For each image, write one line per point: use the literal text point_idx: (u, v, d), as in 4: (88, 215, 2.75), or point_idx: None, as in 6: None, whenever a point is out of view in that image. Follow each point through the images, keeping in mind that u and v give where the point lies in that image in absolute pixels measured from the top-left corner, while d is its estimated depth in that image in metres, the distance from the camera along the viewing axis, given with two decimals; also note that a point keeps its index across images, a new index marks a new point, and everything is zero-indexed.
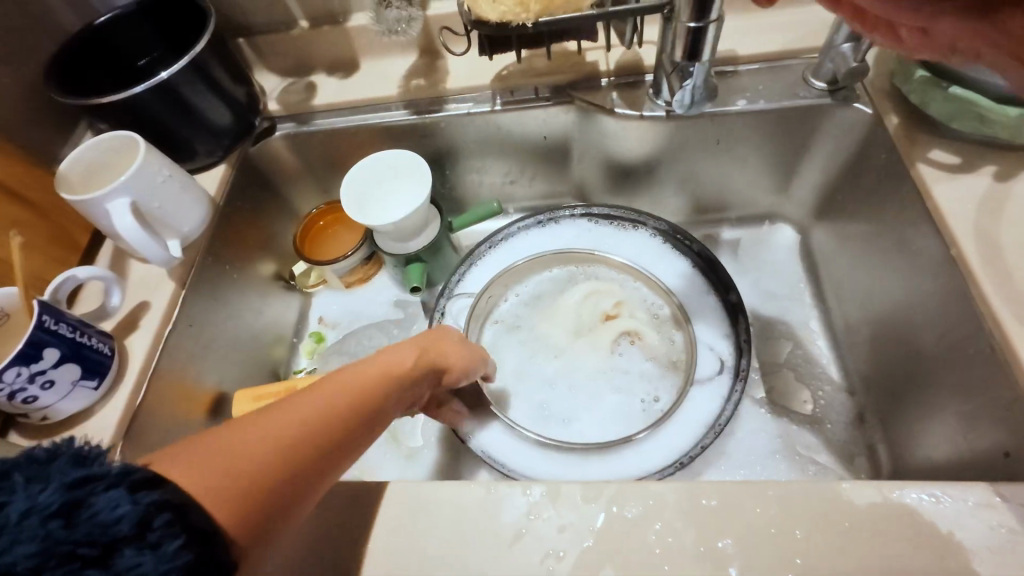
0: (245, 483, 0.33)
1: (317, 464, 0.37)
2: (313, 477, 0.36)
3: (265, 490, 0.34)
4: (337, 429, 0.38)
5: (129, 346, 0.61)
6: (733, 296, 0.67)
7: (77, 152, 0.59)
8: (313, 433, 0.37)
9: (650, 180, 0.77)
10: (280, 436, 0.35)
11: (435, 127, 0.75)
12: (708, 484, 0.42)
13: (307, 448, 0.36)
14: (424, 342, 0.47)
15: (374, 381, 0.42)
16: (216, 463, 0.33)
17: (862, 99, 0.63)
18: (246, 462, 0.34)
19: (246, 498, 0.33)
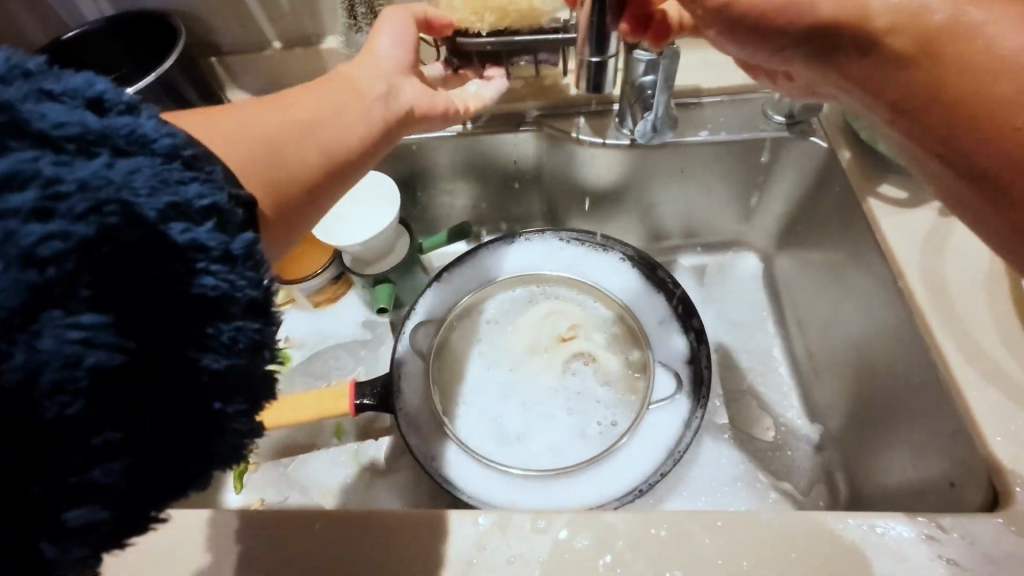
0: (243, 143, 0.41)
1: (317, 120, 0.46)
2: (315, 136, 0.45)
3: (268, 154, 0.42)
4: (322, 105, 0.47)
5: None
6: (695, 322, 0.67)
7: None
8: (319, 138, 0.46)
9: (617, 205, 0.78)
10: (282, 108, 0.45)
11: (405, 150, 0.76)
12: (660, 514, 0.42)
13: (305, 116, 0.46)
14: (367, 52, 0.54)
15: (340, 82, 0.50)
16: (220, 125, 0.41)
17: (818, 134, 0.65)
18: (247, 134, 0.42)
19: (258, 141, 0.42)
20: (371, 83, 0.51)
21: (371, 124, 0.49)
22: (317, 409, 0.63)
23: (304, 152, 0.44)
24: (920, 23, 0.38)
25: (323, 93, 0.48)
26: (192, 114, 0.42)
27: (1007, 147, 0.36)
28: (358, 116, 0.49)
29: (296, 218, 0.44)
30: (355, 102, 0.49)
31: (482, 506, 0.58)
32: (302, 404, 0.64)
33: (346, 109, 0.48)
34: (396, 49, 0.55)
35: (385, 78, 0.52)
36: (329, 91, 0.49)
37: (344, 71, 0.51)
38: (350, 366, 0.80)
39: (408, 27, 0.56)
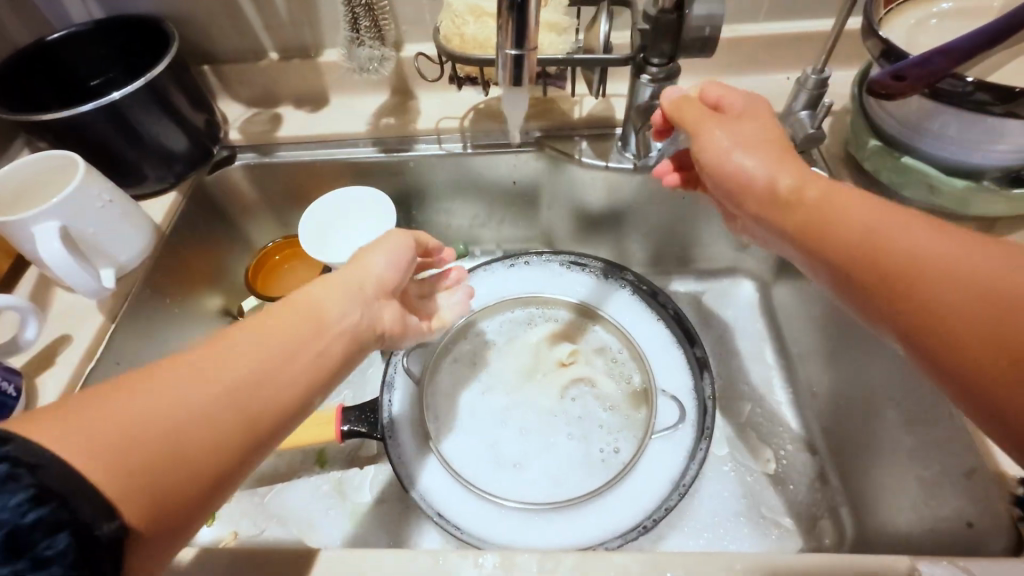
0: (130, 443, 0.31)
1: (251, 376, 0.36)
2: (240, 408, 0.35)
3: (166, 443, 0.32)
4: (265, 341, 0.38)
5: (40, 384, 0.54)
6: (700, 352, 0.66)
7: (5, 172, 0.54)
8: (227, 427, 0.34)
9: (616, 229, 0.78)
10: (206, 371, 0.35)
11: (403, 167, 0.74)
12: (675, 556, 0.40)
13: (233, 379, 0.35)
14: (351, 273, 0.46)
15: (297, 318, 0.41)
16: (111, 414, 0.31)
17: (819, 163, 0.62)
18: (140, 421, 0.31)
19: (150, 441, 0.31)
20: (339, 313, 0.43)
21: (322, 370, 0.40)
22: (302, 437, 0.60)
23: (219, 430, 0.34)
24: (771, 183, 0.42)
25: (273, 325, 0.39)
26: (88, 395, 0.32)
27: (904, 294, 0.34)
28: (301, 383, 0.38)
29: (193, 513, 0.33)
30: (312, 343, 0.40)
31: (477, 545, 0.54)
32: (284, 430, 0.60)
33: (291, 358, 0.39)
34: (386, 271, 0.48)
35: (361, 309, 0.45)
36: (275, 326, 0.39)
37: (303, 303, 0.42)
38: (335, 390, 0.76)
39: (408, 243, 0.51)
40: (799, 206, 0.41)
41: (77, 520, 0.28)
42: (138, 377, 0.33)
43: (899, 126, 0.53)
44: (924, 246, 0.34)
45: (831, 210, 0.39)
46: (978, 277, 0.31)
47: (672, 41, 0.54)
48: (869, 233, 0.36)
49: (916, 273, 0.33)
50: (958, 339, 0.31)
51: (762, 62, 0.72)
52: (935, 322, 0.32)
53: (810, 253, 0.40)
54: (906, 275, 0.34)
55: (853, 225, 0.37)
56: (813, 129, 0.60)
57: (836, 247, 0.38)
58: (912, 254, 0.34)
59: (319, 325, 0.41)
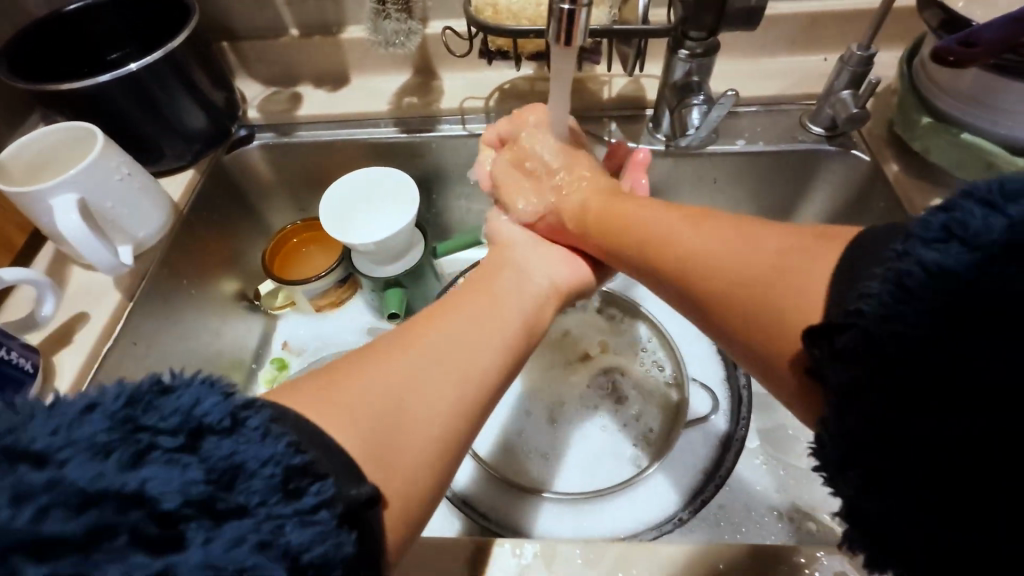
0: (371, 411, 0.34)
1: (456, 341, 0.40)
2: (449, 377, 0.38)
3: (405, 405, 0.35)
4: (459, 314, 0.42)
5: (57, 363, 0.52)
6: None
7: (23, 143, 0.53)
8: (441, 395, 0.37)
9: None
10: (418, 341, 0.39)
11: (426, 148, 0.72)
12: (726, 547, 0.38)
13: (441, 344, 0.39)
14: (507, 256, 0.53)
15: (481, 292, 0.46)
16: (353, 384, 0.35)
17: (859, 146, 0.62)
18: (378, 388, 0.35)
19: (390, 401, 0.35)
20: (513, 284, 0.48)
21: (513, 345, 0.42)
22: None
23: (442, 392, 0.37)
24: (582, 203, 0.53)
25: (463, 301, 0.44)
26: (317, 381, 0.35)
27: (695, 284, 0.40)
28: (498, 349, 0.41)
29: (424, 502, 0.34)
30: (502, 319, 0.43)
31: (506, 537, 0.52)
32: None
33: (487, 324, 0.42)
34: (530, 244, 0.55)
35: (520, 276, 0.50)
36: (462, 302, 0.44)
37: (480, 284, 0.47)
38: None
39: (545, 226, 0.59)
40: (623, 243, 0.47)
41: (331, 473, 0.28)
42: (367, 353, 0.38)
43: (958, 101, 0.52)
44: (705, 248, 0.40)
45: (642, 232, 0.46)
46: (729, 261, 0.38)
47: (716, 14, 0.52)
48: (638, 237, 0.46)
49: (675, 264, 0.42)
50: (728, 310, 0.38)
51: (799, 42, 0.69)
52: (726, 310, 0.38)
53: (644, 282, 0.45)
54: (674, 267, 0.42)
55: (638, 247, 0.46)
56: (857, 108, 0.59)
57: (658, 273, 0.43)
58: (685, 260, 0.41)
59: (501, 300, 0.46)
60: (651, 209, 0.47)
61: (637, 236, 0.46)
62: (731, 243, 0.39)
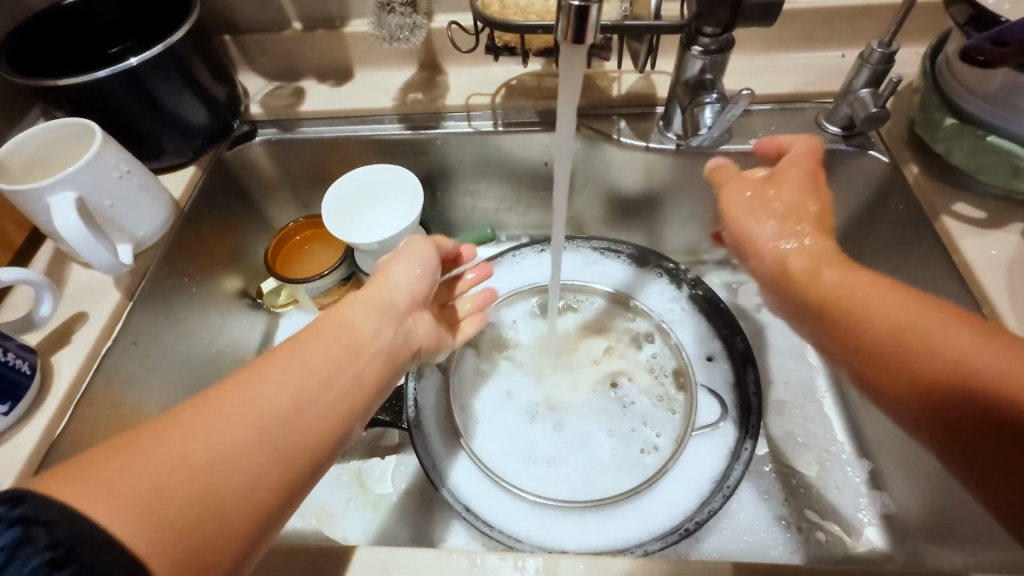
0: (163, 492, 0.29)
1: (289, 403, 0.35)
2: (270, 448, 0.33)
3: (213, 481, 0.30)
4: (300, 366, 0.37)
5: (56, 363, 0.51)
6: (743, 346, 0.62)
7: (20, 139, 0.52)
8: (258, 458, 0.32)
9: (650, 215, 0.74)
10: (240, 402, 0.33)
11: (430, 145, 0.71)
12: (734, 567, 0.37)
13: (269, 410, 0.34)
14: (380, 291, 0.47)
15: (334, 335, 0.40)
16: (142, 459, 0.30)
17: (877, 147, 0.60)
18: (175, 464, 0.30)
19: (194, 479, 0.30)
20: (374, 333, 0.43)
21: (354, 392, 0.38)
22: None
23: (261, 464, 0.32)
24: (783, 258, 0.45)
25: (308, 347, 0.38)
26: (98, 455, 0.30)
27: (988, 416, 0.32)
28: (336, 408, 0.37)
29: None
30: (344, 361, 0.39)
31: (506, 544, 0.51)
32: None
33: (330, 379, 0.37)
34: (413, 281, 0.49)
35: (383, 317, 0.45)
36: (307, 348, 0.38)
37: (335, 322, 0.41)
38: None
39: (434, 255, 0.52)
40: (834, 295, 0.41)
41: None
42: (172, 416, 0.32)
43: (984, 101, 0.50)
44: (955, 342, 0.35)
45: (903, 331, 0.37)
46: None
47: (731, 9, 0.50)
48: (901, 331, 0.37)
49: (953, 385, 0.34)
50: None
51: (816, 37, 0.67)
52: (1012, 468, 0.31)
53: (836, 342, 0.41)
54: (952, 395, 0.34)
55: (899, 350, 0.37)
56: (876, 108, 0.56)
57: (912, 385, 0.36)
58: (964, 382, 0.34)
59: (354, 347, 0.40)
60: (896, 295, 0.39)
61: (894, 327, 0.38)
62: (994, 356, 0.33)
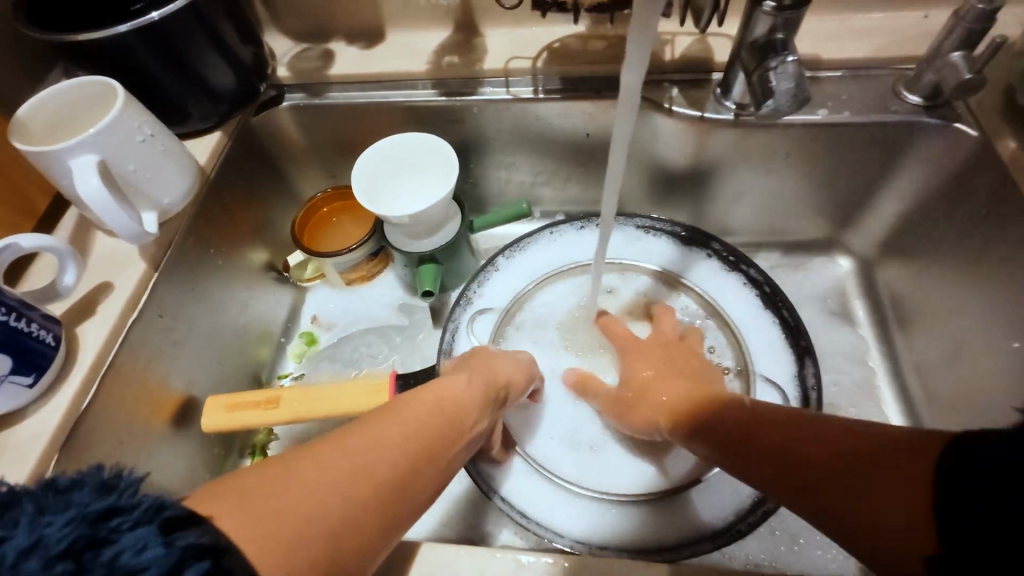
0: (296, 541, 0.28)
1: (395, 464, 0.34)
2: (375, 513, 0.32)
3: (331, 535, 0.29)
4: (408, 437, 0.36)
5: (80, 334, 0.49)
6: (803, 340, 0.57)
7: (42, 97, 0.49)
8: (369, 494, 0.32)
9: (698, 193, 0.69)
10: (359, 460, 0.32)
11: (466, 113, 0.66)
12: None
13: (383, 476, 0.33)
14: (481, 370, 0.47)
15: (433, 408, 0.39)
16: (281, 503, 0.28)
17: (964, 119, 0.56)
18: (306, 513, 0.29)
19: (321, 530, 0.29)
20: (472, 420, 0.42)
21: (444, 461, 0.38)
22: (358, 403, 0.55)
23: (367, 528, 0.31)
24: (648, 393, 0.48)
25: (412, 419, 0.37)
26: (246, 475, 0.30)
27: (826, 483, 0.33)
28: (425, 490, 0.36)
29: None
30: (442, 427, 0.39)
31: (546, 539, 0.49)
32: (331, 399, 0.55)
33: (426, 457, 0.36)
34: (513, 374, 0.49)
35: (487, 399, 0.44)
36: (413, 424, 0.37)
37: (440, 400, 0.40)
38: (383, 355, 0.70)
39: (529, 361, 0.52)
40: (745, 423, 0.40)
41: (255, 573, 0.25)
42: (298, 460, 0.31)
43: None
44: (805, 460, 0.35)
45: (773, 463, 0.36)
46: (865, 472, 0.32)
47: None
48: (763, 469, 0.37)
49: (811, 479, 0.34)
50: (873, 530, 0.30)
51: None
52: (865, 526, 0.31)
53: (727, 457, 0.40)
54: (807, 464, 0.34)
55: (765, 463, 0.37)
56: (972, 73, 0.51)
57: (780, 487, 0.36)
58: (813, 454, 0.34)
59: (453, 423, 0.40)
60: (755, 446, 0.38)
61: (755, 437, 0.38)
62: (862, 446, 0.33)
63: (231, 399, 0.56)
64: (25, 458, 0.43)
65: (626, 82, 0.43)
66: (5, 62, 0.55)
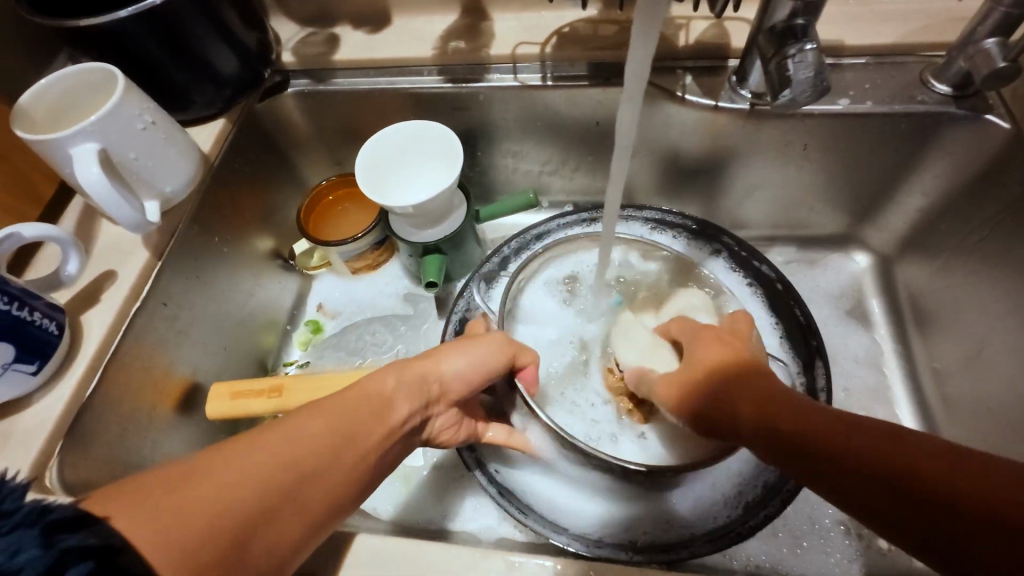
0: (197, 539, 0.28)
1: (315, 463, 0.34)
2: (287, 508, 0.32)
3: (236, 532, 0.30)
4: (330, 431, 0.35)
5: (86, 322, 0.50)
6: (814, 340, 0.56)
7: (44, 83, 0.49)
8: (281, 493, 0.32)
9: (710, 184, 0.67)
10: (273, 457, 0.32)
11: (472, 100, 0.65)
12: None
13: (302, 469, 0.33)
14: (427, 366, 0.42)
15: (364, 402, 0.38)
16: (187, 504, 0.29)
17: (996, 111, 0.53)
18: (208, 512, 0.29)
19: (226, 526, 0.29)
20: (407, 412, 0.40)
21: (372, 461, 0.37)
22: None
23: (278, 524, 0.32)
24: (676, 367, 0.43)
25: (339, 410, 0.37)
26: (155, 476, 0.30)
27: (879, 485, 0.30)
28: (352, 483, 0.36)
29: None
30: (371, 425, 0.37)
31: (543, 534, 0.49)
32: (333, 390, 0.55)
33: (349, 449, 0.36)
34: (459, 378, 0.43)
35: (426, 400, 0.42)
36: (341, 421, 0.36)
37: (373, 392, 0.39)
38: (388, 344, 0.70)
39: (502, 352, 0.45)
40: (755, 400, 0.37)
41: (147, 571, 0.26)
42: (200, 467, 0.31)
43: None
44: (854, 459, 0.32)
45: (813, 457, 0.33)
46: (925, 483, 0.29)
47: None
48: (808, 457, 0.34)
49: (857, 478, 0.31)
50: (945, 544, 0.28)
51: None
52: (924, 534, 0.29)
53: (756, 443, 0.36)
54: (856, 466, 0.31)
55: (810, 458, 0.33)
56: (1006, 62, 0.48)
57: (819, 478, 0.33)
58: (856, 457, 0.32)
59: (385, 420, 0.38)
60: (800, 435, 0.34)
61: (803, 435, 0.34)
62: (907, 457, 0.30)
63: (235, 386, 0.57)
64: (31, 444, 0.44)
65: (636, 51, 0.40)
66: (11, 49, 0.55)
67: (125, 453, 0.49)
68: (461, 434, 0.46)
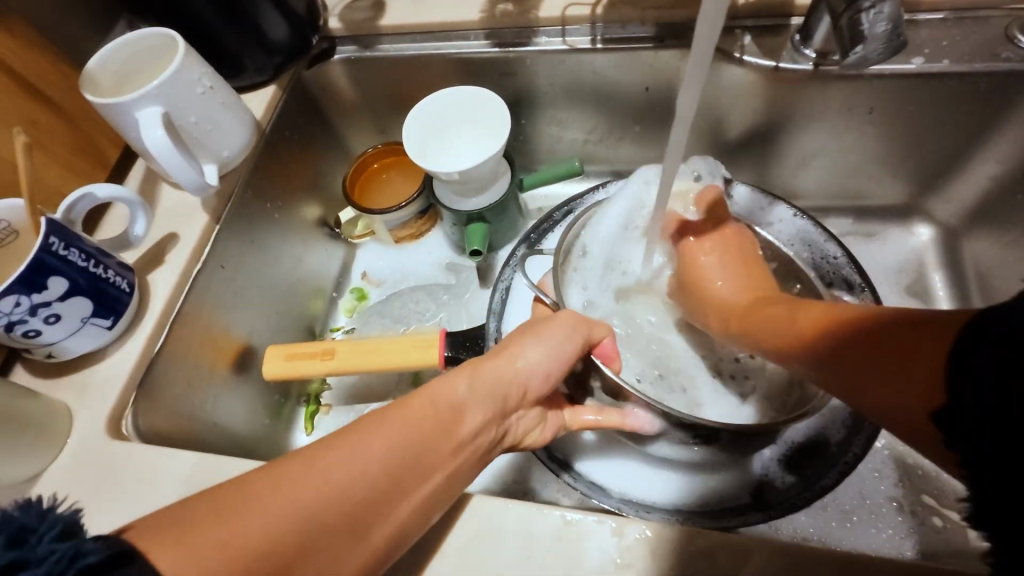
0: (246, 571, 0.27)
1: (376, 486, 0.32)
2: (340, 536, 0.30)
3: (285, 563, 0.28)
4: (396, 449, 0.33)
5: (152, 283, 0.52)
6: (870, 313, 0.55)
7: (110, 49, 0.50)
8: (329, 518, 0.30)
9: (764, 151, 0.65)
10: (327, 480, 0.31)
11: (520, 65, 0.64)
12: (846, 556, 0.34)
13: (361, 494, 0.31)
14: (502, 366, 0.40)
15: (430, 412, 0.36)
16: (234, 530, 0.27)
17: None
18: (258, 541, 0.28)
19: (275, 555, 0.28)
20: (479, 422, 0.38)
21: (439, 480, 0.35)
22: (410, 358, 0.56)
23: (330, 553, 0.30)
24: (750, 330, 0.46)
25: (406, 423, 0.35)
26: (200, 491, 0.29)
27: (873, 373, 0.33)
28: (410, 505, 0.34)
29: None
30: (437, 439, 0.35)
31: (593, 498, 0.50)
32: (381, 355, 0.56)
33: (415, 466, 0.34)
34: (536, 373, 0.41)
35: (501, 404, 0.39)
36: (408, 435, 0.34)
37: (442, 398, 0.37)
38: (431, 312, 0.71)
39: (575, 339, 0.43)
40: (844, 325, 0.37)
41: None
42: (253, 491, 0.29)
43: None
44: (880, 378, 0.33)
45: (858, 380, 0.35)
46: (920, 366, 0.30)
47: None
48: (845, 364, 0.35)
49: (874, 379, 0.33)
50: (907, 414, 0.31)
51: None
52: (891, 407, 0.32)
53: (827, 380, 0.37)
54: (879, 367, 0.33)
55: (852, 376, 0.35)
56: None
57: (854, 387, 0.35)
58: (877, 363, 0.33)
59: (455, 434, 0.36)
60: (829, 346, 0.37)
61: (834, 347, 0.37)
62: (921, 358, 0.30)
63: (289, 349, 0.59)
64: (105, 395, 0.47)
65: (701, 24, 0.40)
66: (75, 16, 0.56)
67: (188, 407, 0.52)
68: (549, 432, 0.45)
